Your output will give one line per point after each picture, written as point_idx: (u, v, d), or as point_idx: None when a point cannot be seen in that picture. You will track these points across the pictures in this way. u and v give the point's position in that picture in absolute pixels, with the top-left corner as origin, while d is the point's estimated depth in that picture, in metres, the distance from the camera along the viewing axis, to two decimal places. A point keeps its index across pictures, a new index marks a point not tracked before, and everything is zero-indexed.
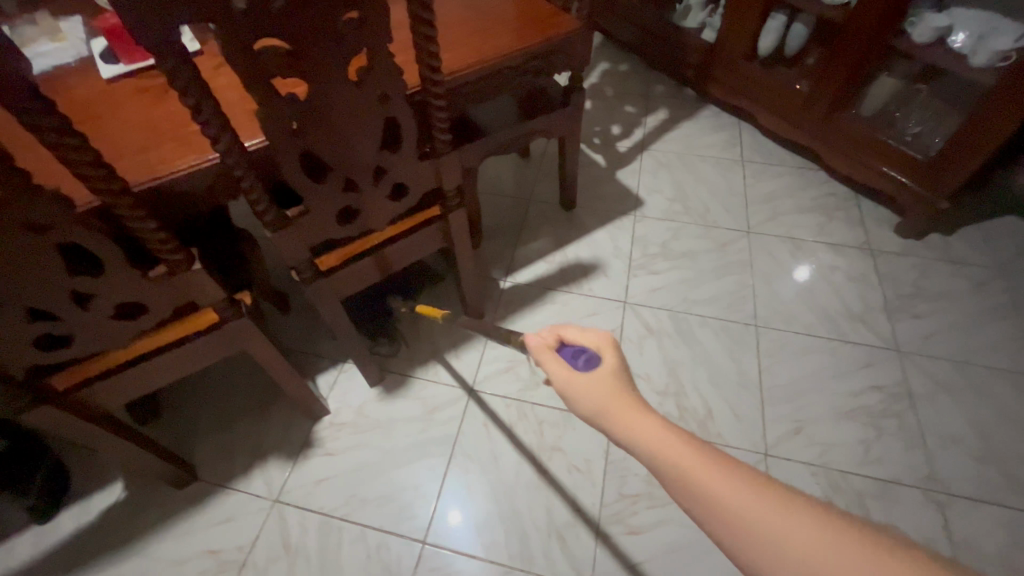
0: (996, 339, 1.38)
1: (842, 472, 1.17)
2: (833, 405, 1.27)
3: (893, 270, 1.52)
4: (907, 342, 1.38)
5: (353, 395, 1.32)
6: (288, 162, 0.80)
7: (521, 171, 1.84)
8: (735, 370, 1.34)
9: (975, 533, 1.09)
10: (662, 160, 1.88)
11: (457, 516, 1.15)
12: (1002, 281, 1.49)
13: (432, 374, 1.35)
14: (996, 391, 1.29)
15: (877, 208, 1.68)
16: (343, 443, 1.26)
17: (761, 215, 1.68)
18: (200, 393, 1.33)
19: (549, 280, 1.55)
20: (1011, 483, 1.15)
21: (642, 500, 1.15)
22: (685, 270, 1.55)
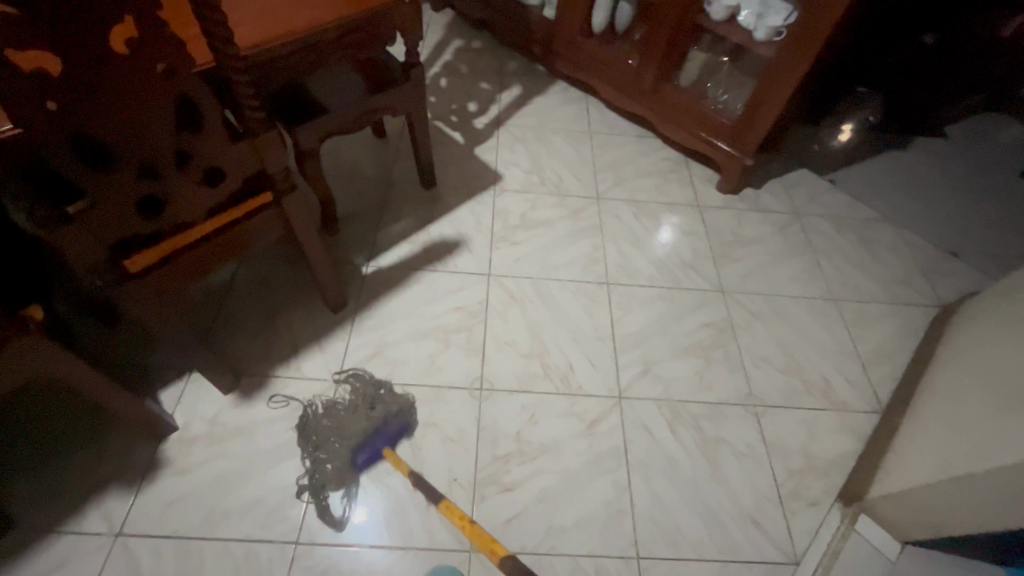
0: (795, 271, 1.64)
1: (682, 401, 1.34)
2: (674, 344, 1.44)
3: (717, 222, 1.75)
4: (730, 283, 1.59)
5: (203, 405, 1.22)
6: (56, 149, 0.70)
7: (378, 152, 1.79)
8: (591, 326, 1.45)
9: (784, 433, 1.31)
10: (518, 135, 1.94)
11: (364, 512, 1.12)
12: (797, 224, 1.77)
13: (294, 370, 1.29)
14: (797, 314, 1.54)
15: (702, 168, 1.90)
16: (198, 458, 1.15)
17: (609, 182, 1.82)
18: (10, 432, 1.14)
19: (413, 261, 1.54)
20: (807, 387, 1.40)
21: (514, 458, 1.22)
22: (544, 238, 1.64)
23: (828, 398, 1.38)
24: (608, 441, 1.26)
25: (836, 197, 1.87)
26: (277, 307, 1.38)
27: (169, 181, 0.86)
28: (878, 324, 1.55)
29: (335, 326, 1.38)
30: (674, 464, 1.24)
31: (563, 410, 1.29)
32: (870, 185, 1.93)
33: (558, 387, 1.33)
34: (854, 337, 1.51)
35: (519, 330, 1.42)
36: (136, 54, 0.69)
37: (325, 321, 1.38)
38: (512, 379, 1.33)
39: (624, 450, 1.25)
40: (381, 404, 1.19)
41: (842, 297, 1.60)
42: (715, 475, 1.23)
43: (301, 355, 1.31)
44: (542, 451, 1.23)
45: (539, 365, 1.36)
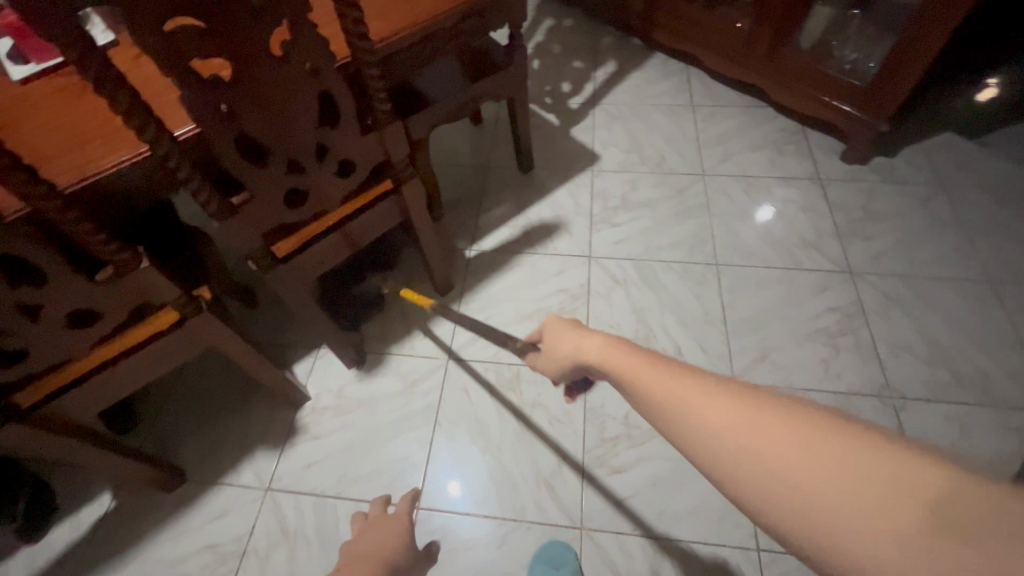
0: (940, 250, 1.45)
1: (804, 390, 1.24)
2: (794, 329, 1.34)
3: (841, 196, 1.58)
4: (858, 263, 1.44)
5: (331, 379, 1.34)
6: (225, 148, 0.79)
7: (476, 138, 1.83)
8: (700, 309, 1.39)
9: (929, 430, 1.17)
10: (614, 113, 1.89)
11: (458, 487, 1.17)
12: (942, 196, 1.56)
13: (408, 348, 1.37)
14: (943, 298, 1.36)
15: (823, 138, 1.72)
16: (328, 426, 1.27)
17: (714, 158, 1.72)
18: (179, 396, 1.32)
19: (513, 244, 1.56)
20: (958, 380, 1.23)
21: (622, 441, 1.20)
22: (646, 219, 1.59)
23: (984, 393, 1.22)
24: None
25: (992, 163, 1.62)
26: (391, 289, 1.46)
27: (311, 173, 0.93)
28: None
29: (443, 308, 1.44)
30: None
31: None
32: None
33: None
34: (1017, 324, 1.31)
35: (623, 313, 1.39)
36: (291, 56, 0.75)
37: (435, 303, 1.45)
38: None
39: None
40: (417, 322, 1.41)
41: (1001, 278, 1.39)
42: None
43: (413, 334, 1.39)
44: (651, 436, 1.21)
45: (645, 349, 1.33)
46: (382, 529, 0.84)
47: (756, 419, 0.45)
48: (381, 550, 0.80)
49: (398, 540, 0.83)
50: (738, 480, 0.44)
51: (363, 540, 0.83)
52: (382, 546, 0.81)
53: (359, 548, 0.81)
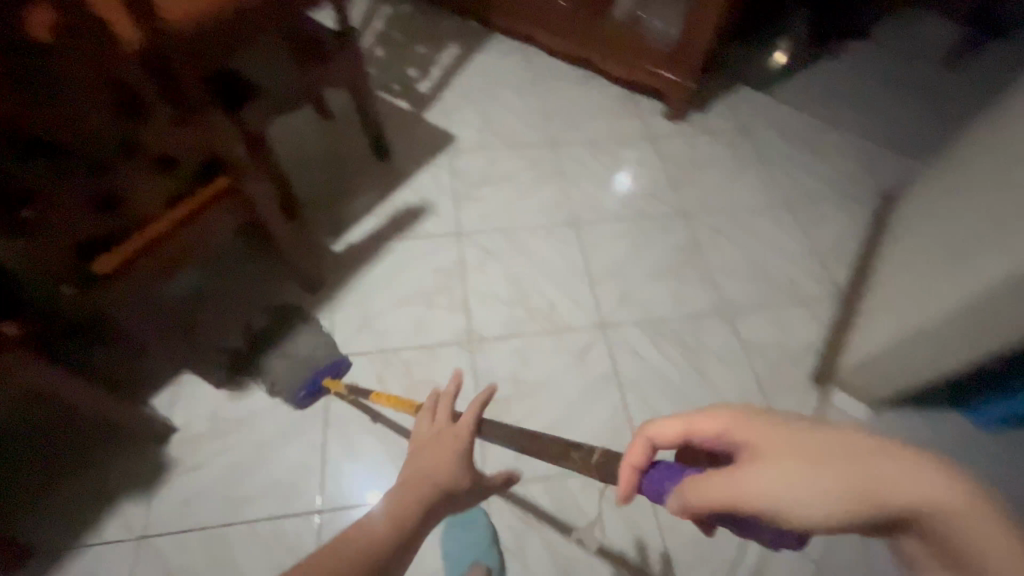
0: (749, 185, 1.72)
1: (662, 319, 1.41)
2: (646, 269, 1.50)
3: (670, 150, 1.80)
4: (690, 205, 1.66)
5: (200, 404, 1.22)
6: None
7: (326, 131, 1.76)
8: (566, 266, 1.50)
9: (759, 332, 1.40)
10: (464, 95, 1.93)
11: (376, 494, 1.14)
12: (746, 140, 1.84)
13: (284, 355, 1.30)
14: (756, 223, 1.62)
15: (650, 100, 1.94)
16: (205, 454, 1.17)
17: (561, 127, 1.84)
18: (5, 464, 1.12)
19: (382, 233, 1.54)
20: (774, 288, 1.48)
21: (514, 398, 1.27)
22: (508, 191, 1.66)
23: (794, 295, 1.48)
24: (599, 368, 1.32)
25: (778, 110, 1.94)
26: (252, 296, 1.37)
27: (123, 174, 0.84)
28: (832, 221, 1.64)
29: (315, 308, 1.38)
30: (663, 377, 1.32)
31: (553, 348, 1.35)
32: (809, 94, 2.00)
33: (544, 328, 1.38)
34: (810, 236, 1.60)
35: (498, 281, 1.46)
36: (65, 38, 0.67)
37: (306, 304, 1.38)
38: (499, 327, 1.37)
39: (615, 374, 1.31)
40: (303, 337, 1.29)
41: (795, 201, 1.68)
42: (701, 380, 1.32)
43: (288, 339, 1.32)
44: (539, 388, 1.28)
45: (523, 310, 1.41)
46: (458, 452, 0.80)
47: (899, 462, 0.49)
48: (434, 470, 0.78)
49: (445, 467, 0.78)
50: (871, 501, 0.48)
51: (427, 450, 0.81)
52: (434, 470, 0.78)
53: (410, 472, 0.79)
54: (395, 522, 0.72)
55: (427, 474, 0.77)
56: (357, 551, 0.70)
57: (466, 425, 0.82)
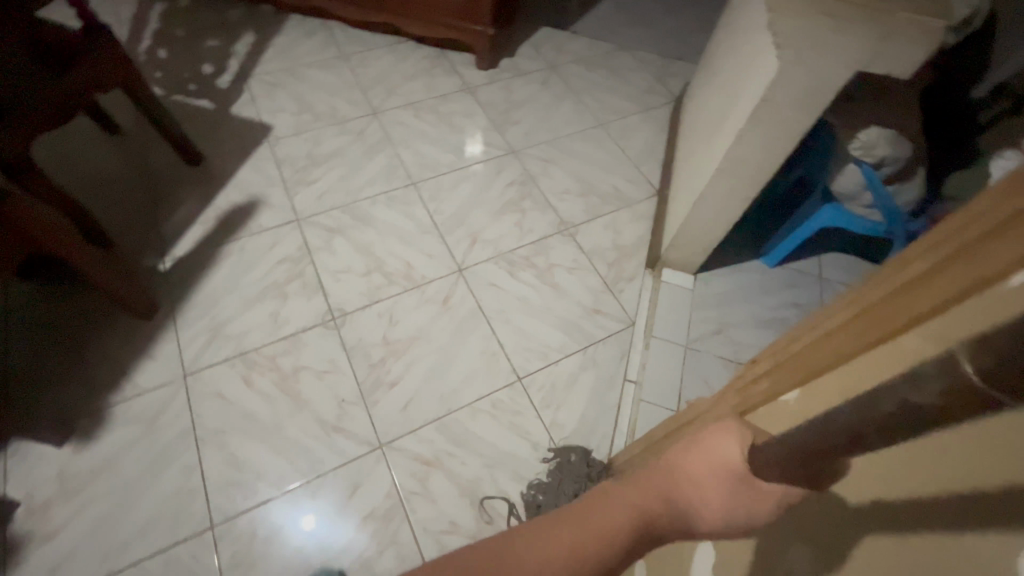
0: (565, 114, 1.86)
1: (512, 250, 1.51)
2: (489, 209, 1.59)
3: (488, 96, 1.88)
4: (517, 142, 1.77)
5: (41, 467, 1.10)
6: None
7: (119, 147, 1.59)
8: (413, 224, 1.53)
9: (597, 239, 1.56)
10: (271, 82, 1.84)
11: (312, 519, 1.09)
12: (554, 75, 1.98)
13: (131, 389, 1.20)
14: (577, 146, 1.78)
15: (460, 55, 2.00)
16: (62, 516, 1.06)
17: (380, 95, 1.84)
18: None
19: (213, 239, 1.46)
20: (602, 198, 1.65)
21: (389, 358, 1.30)
22: (339, 167, 1.64)
23: (620, 199, 1.65)
24: (463, 308, 1.39)
25: (576, 42, 2.11)
26: (75, 341, 1.23)
27: None
28: (638, 130, 1.85)
29: (154, 332, 1.28)
30: (524, 299, 1.42)
31: (418, 302, 1.39)
32: (600, 24, 2.19)
33: (405, 286, 1.41)
34: (623, 147, 1.79)
35: (349, 255, 1.46)
36: None
37: (143, 332, 1.28)
38: (360, 298, 1.38)
39: (480, 308, 1.39)
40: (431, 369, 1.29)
41: (605, 120, 1.86)
42: (557, 292, 1.44)
43: (131, 372, 1.22)
44: (412, 341, 1.33)
45: (380, 275, 1.43)
46: (723, 476, 0.44)
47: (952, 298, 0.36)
48: (663, 482, 0.46)
49: (725, 508, 0.44)
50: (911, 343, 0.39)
51: (695, 457, 0.47)
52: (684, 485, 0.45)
53: (640, 483, 0.46)
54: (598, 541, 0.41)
55: (670, 500, 0.45)
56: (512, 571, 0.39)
57: (740, 460, 0.45)
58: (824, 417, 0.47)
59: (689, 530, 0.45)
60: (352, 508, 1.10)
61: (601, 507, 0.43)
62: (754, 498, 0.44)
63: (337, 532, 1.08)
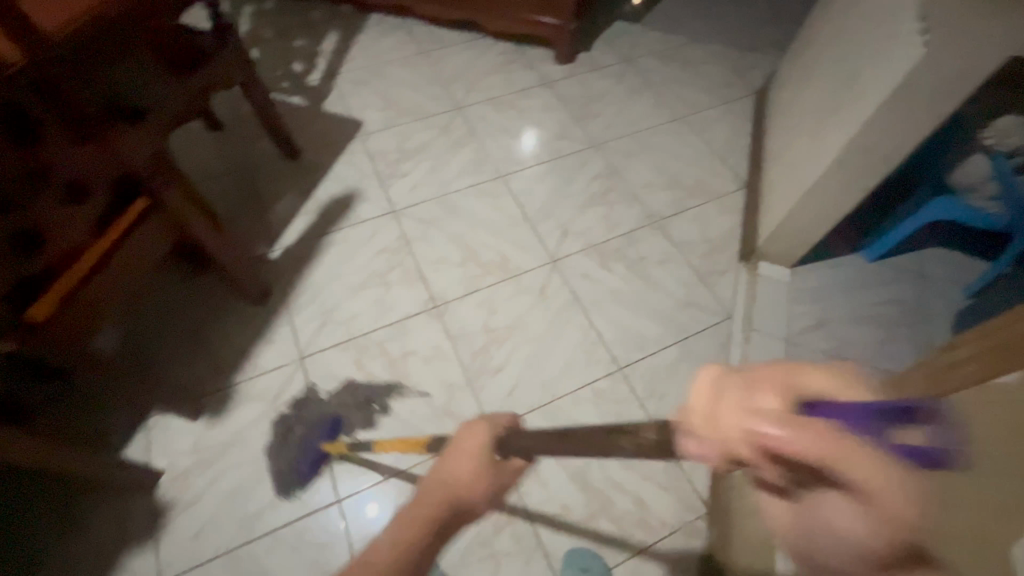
0: (644, 107, 1.86)
1: (602, 241, 1.52)
2: (577, 202, 1.61)
3: (567, 90, 1.90)
4: (599, 136, 1.78)
5: (179, 439, 1.17)
6: None
7: (223, 142, 1.67)
8: (503, 216, 1.57)
9: (686, 231, 1.55)
10: (357, 79, 1.91)
11: (375, 506, 1.12)
12: (630, 68, 1.98)
13: (253, 369, 1.27)
14: (659, 139, 1.77)
15: (536, 50, 2.02)
16: (201, 485, 1.13)
17: (462, 91, 1.88)
18: None
19: (315, 229, 1.52)
20: (688, 190, 1.65)
21: (491, 345, 1.33)
22: (427, 160, 1.69)
23: (706, 192, 1.65)
24: (559, 297, 1.41)
25: (651, 35, 2.10)
26: (201, 323, 1.31)
27: (42, 208, 0.78)
28: (719, 123, 1.83)
29: (270, 316, 1.35)
30: (617, 290, 1.43)
31: (514, 291, 1.42)
32: (673, 17, 2.17)
33: (500, 276, 1.45)
34: (706, 140, 1.78)
35: (445, 246, 1.50)
36: None
37: (259, 317, 1.34)
38: (458, 287, 1.42)
39: (575, 298, 1.41)
40: (530, 353, 1.32)
41: (685, 112, 1.85)
42: (650, 284, 1.45)
43: (253, 353, 1.29)
44: (511, 330, 1.36)
45: (476, 266, 1.46)
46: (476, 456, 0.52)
47: None
48: (438, 494, 0.49)
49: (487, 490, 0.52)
50: None
51: (449, 462, 0.52)
52: (455, 478, 0.50)
53: (418, 494, 0.49)
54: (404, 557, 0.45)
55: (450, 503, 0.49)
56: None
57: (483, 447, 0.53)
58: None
59: (467, 517, 0.50)
60: None
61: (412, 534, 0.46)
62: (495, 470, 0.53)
63: None
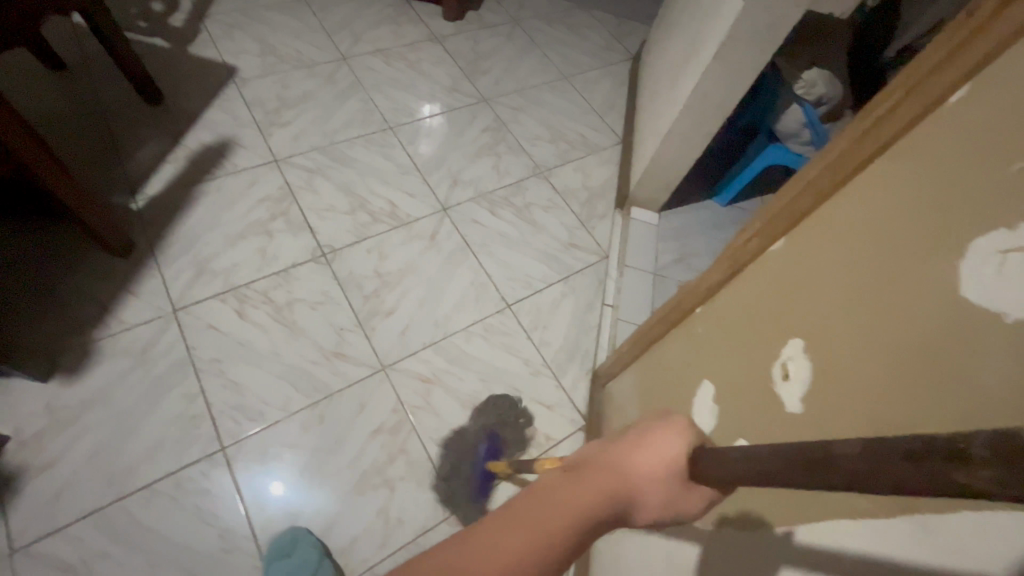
0: (531, 66, 1.93)
1: (492, 190, 1.58)
2: (467, 153, 1.65)
3: (456, 46, 1.92)
4: (489, 91, 1.82)
5: (26, 401, 1.07)
6: None
7: (65, 84, 1.48)
8: (393, 165, 1.56)
9: (569, 180, 1.66)
10: (228, 23, 1.77)
11: (280, 486, 1.07)
12: (518, 29, 2.04)
13: (117, 324, 1.18)
14: (545, 97, 1.86)
15: (424, 4, 2.00)
16: (58, 446, 1.04)
17: (348, 41, 1.82)
18: None
19: (185, 178, 1.41)
20: (572, 143, 1.75)
21: (382, 289, 1.34)
22: (311, 109, 1.63)
23: (588, 145, 1.76)
24: (450, 242, 1.46)
25: None
26: (48, 278, 1.19)
27: None
28: (600, 83, 1.96)
29: (133, 268, 1.25)
30: (506, 234, 1.51)
31: (405, 238, 1.44)
32: None
33: (391, 224, 1.45)
34: (588, 98, 1.90)
35: (332, 195, 1.47)
36: None
37: (120, 270, 1.24)
38: (347, 234, 1.41)
39: (465, 243, 1.46)
40: (422, 295, 1.36)
41: (570, 72, 1.95)
42: (536, 228, 1.54)
43: (115, 308, 1.19)
44: (403, 274, 1.38)
45: (366, 214, 1.45)
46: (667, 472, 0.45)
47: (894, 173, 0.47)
48: (609, 481, 0.42)
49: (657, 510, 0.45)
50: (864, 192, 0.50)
51: (641, 455, 0.45)
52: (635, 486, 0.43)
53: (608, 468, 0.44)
54: (581, 509, 0.39)
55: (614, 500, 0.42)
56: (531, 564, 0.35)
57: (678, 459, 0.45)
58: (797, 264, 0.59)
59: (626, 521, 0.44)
60: (360, 424, 1.16)
61: (561, 476, 0.42)
62: (687, 494, 0.46)
63: (338, 450, 1.13)
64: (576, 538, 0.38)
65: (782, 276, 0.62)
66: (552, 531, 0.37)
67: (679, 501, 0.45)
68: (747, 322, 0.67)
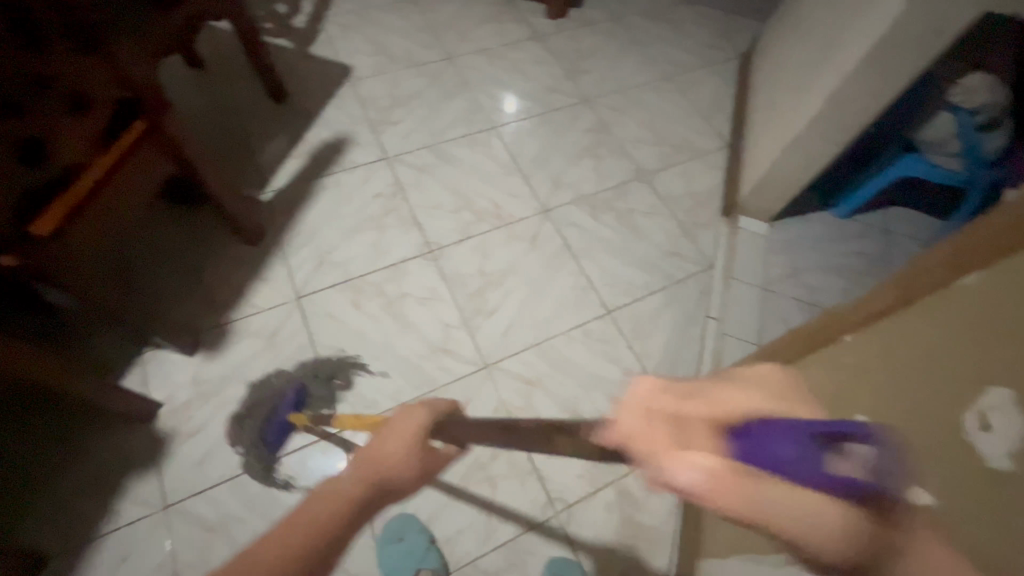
0: (634, 65, 1.89)
1: (592, 193, 1.57)
2: (569, 154, 1.64)
3: (558, 45, 1.90)
4: (591, 91, 1.80)
5: (176, 373, 1.19)
6: None
7: (205, 83, 1.62)
8: (496, 165, 1.59)
9: (672, 186, 1.61)
10: (343, 24, 1.86)
11: None
12: (621, 26, 1.99)
13: (250, 307, 1.28)
14: (647, 97, 1.81)
15: (527, 2, 2.00)
16: (203, 416, 1.15)
17: (453, 41, 1.86)
18: None
19: (307, 172, 1.51)
20: (675, 147, 1.70)
21: (486, 289, 1.37)
22: (419, 108, 1.68)
23: (692, 149, 1.70)
24: (551, 245, 1.46)
25: None
26: (194, 262, 1.31)
27: (37, 112, 0.75)
28: (706, 84, 1.88)
29: (263, 256, 1.35)
30: (607, 239, 1.49)
31: (507, 238, 1.46)
32: None
33: (494, 224, 1.48)
34: (693, 99, 1.83)
35: (439, 193, 1.51)
36: None
37: (252, 257, 1.35)
38: (453, 232, 1.45)
39: (566, 246, 1.46)
40: (523, 296, 1.37)
41: (674, 72, 1.89)
42: (637, 234, 1.51)
43: (249, 293, 1.30)
44: (506, 274, 1.40)
45: (471, 213, 1.49)
46: (411, 441, 0.54)
47: None
48: (365, 467, 0.52)
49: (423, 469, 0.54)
50: None
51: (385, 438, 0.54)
52: (388, 457, 0.52)
53: (365, 462, 0.52)
54: (336, 501, 0.48)
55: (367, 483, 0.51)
56: (298, 544, 0.46)
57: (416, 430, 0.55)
58: (1000, 309, 0.54)
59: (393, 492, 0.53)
60: None
61: (322, 488, 0.50)
62: (436, 457, 0.56)
63: None
64: (335, 525, 0.47)
65: (976, 315, 0.57)
66: (308, 531, 0.46)
67: (431, 465, 0.55)
68: (925, 363, 0.63)
